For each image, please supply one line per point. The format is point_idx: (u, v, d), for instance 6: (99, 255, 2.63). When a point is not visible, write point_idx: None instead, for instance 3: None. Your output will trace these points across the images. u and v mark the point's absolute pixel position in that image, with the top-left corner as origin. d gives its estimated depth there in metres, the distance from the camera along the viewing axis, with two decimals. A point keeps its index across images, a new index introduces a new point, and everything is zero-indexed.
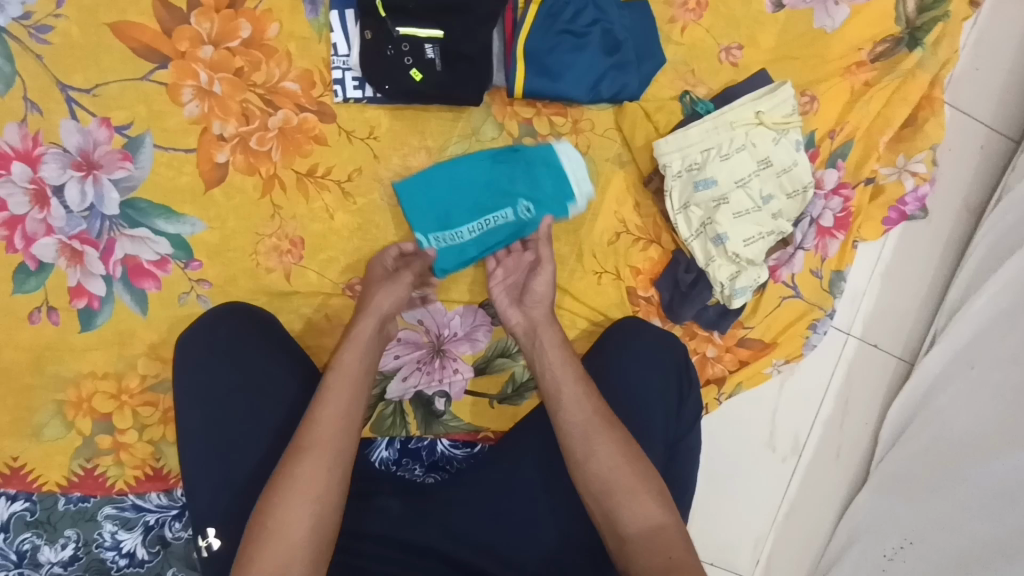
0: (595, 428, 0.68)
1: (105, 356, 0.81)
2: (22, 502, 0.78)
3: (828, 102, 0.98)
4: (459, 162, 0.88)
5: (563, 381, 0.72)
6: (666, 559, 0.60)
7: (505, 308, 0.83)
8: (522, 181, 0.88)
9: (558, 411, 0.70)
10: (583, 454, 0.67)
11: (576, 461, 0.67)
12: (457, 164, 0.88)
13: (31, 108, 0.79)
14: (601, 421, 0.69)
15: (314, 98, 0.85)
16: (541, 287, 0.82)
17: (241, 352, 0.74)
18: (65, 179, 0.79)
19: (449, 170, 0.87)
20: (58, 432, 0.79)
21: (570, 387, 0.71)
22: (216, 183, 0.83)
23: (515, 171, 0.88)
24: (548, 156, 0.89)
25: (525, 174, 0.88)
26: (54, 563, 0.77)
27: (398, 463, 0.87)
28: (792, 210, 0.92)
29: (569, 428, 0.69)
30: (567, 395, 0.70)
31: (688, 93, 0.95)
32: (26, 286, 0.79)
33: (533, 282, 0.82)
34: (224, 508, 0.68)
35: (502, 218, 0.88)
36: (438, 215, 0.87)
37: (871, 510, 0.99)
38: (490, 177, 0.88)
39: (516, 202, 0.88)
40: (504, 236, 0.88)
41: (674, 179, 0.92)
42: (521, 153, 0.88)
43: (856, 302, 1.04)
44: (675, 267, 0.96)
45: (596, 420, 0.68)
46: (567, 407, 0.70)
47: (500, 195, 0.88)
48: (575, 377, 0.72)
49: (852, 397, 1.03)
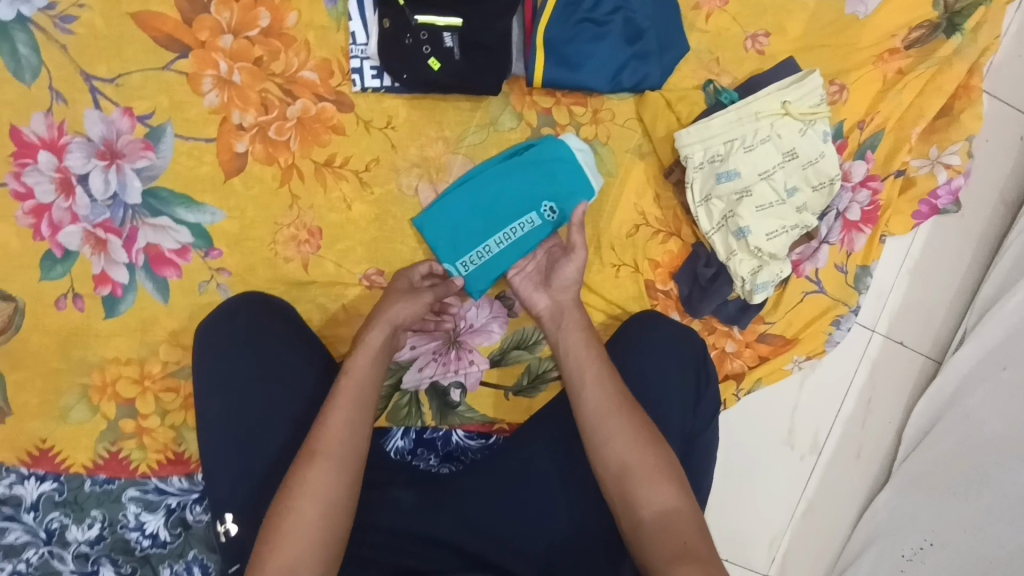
0: (611, 410, 0.68)
1: (129, 342, 0.82)
2: (50, 482, 0.80)
3: (858, 91, 0.95)
4: (466, 181, 0.86)
5: (589, 361, 0.73)
6: (682, 544, 0.59)
7: (530, 293, 0.83)
8: (536, 184, 0.86)
9: (582, 390, 0.71)
10: (602, 435, 0.67)
11: (594, 442, 0.67)
12: (465, 182, 0.86)
13: (57, 97, 0.80)
14: (619, 403, 0.69)
15: (332, 87, 0.85)
16: (570, 274, 0.80)
17: (260, 341, 0.75)
18: (89, 168, 0.81)
19: (458, 189, 0.86)
20: (84, 415, 0.81)
21: (593, 367, 0.72)
22: (235, 172, 0.84)
23: (525, 174, 0.86)
24: (554, 150, 0.86)
25: (537, 175, 0.86)
26: (81, 542, 0.80)
27: (413, 453, 0.86)
28: (817, 203, 0.90)
29: (589, 407, 0.69)
30: (590, 376, 0.71)
31: (712, 82, 0.93)
32: (53, 274, 0.81)
33: (563, 267, 0.80)
34: (242, 495, 0.69)
35: (529, 224, 0.86)
36: (461, 239, 0.86)
37: (891, 511, 0.97)
38: (505, 188, 0.86)
39: (536, 205, 0.86)
40: (534, 240, 0.85)
41: (696, 171, 0.90)
42: (525, 155, 0.86)
43: (882, 298, 1.01)
44: (695, 261, 0.94)
45: (615, 403, 0.69)
46: (589, 388, 0.70)
47: (517, 201, 0.86)
48: (597, 359, 0.73)
49: (875, 395, 1.01)
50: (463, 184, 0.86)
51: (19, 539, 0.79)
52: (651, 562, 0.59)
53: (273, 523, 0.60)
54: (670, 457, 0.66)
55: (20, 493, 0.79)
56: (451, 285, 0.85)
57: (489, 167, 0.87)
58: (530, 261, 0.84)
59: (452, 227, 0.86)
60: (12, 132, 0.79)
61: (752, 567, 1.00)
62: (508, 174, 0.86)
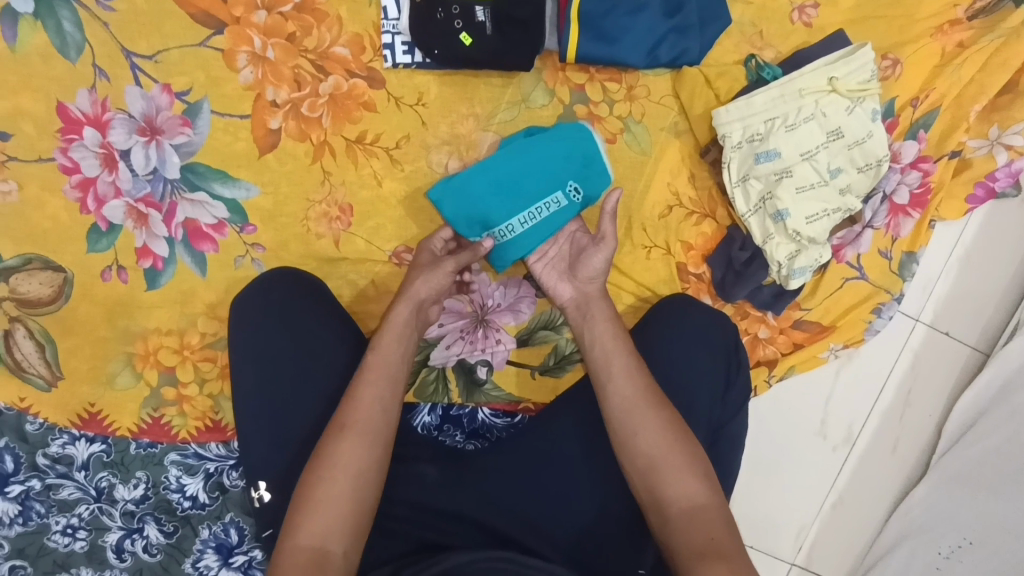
0: (639, 405, 0.67)
1: (169, 314, 0.86)
2: (99, 444, 0.85)
3: (913, 66, 0.89)
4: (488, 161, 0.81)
5: (614, 353, 0.72)
6: (708, 539, 0.59)
7: (554, 283, 0.83)
8: (561, 162, 0.82)
9: (607, 382, 0.70)
10: (630, 429, 0.67)
11: (620, 437, 0.67)
12: (487, 162, 0.81)
13: (100, 74, 0.82)
14: (648, 397, 0.68)
15: (364, 63, 0.85)
16: (597, 265, 0.80)
17: (294, 316, 0.77)
18: (131, 144, 0.83)
19: (479, 170, 0.81)
20: (129, 381, 0.85)
21: (620, 360, 0.71)
22: (269, 149, 0.85)
23: (550, 152, 0.81)
24: (578, 130, 0.82)
25: (561, 153, 0.82)
26: (127, 500, 0.84)
27: (440, 429, 0.89)
28: (862, 184, 0.86)
29: (615, 401, 0.69)
30: (617, 367, 0.71)
31: (754, 57, 0.88)
32: (99, 246, 0.84)
33: (590, 257, 0.80)
34: (274, 464, 0.72)
35: (555, 204, 0.82)
36: (484, 219, 0.82)
37: (927, 508, 0.94)
38: (529, 167, 0.81)
39: (562, 184, 0.82)
40: (558, 223, 0.83)
41: (734, 150, 0.87)
42: (548, 134, 0.82)
43: (928, 287, 0.96)
44: (730, 244, 0.91)
45: (643, 398, 0.68)
46: (616, 380, 0.70)
47: (541, 179, 0.81)
48: (624, 352, 0.72)
49: (915, 388, 0.97)
50: (483, 162, 0.82)
51: (72, 495, 0.83)
52: (677, 555, 0.59)
53: (305, 493, 0.62)
54: (697, 452, 0.66)
55: (72, 453, 0.84)
56: (479, 248, 0.81)
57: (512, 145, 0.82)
58: (552, 245, 0.84)
59: (474, 202, 0.81)
60: (59, 108, 0.82)
61: (777, 556, 0.98)
62: (532, 152, 0.81)
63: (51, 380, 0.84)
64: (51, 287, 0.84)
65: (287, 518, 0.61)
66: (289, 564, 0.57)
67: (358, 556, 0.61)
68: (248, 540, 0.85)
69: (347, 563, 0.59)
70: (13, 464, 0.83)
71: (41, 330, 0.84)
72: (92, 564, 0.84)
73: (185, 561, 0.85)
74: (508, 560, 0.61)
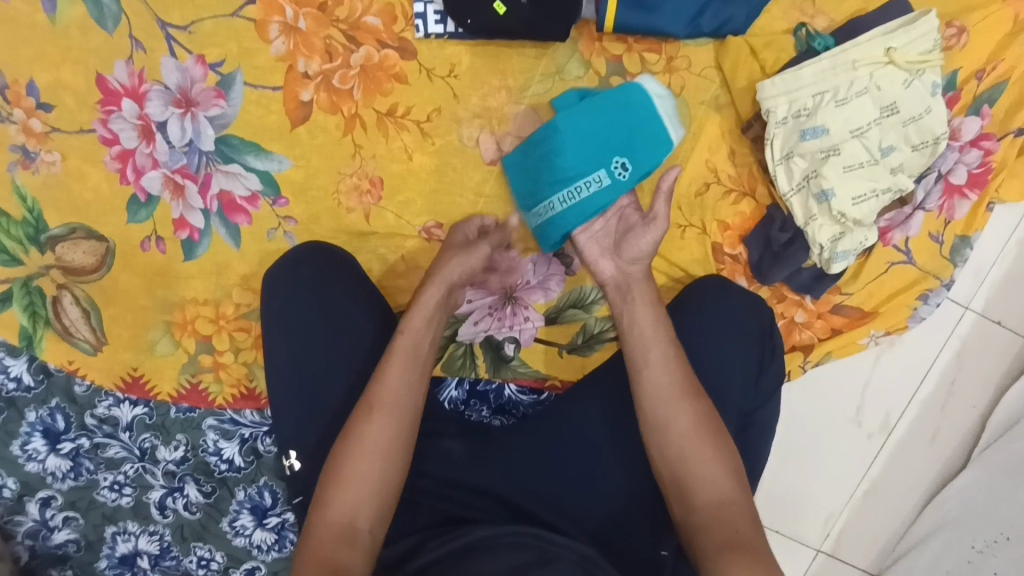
0: (673, 396, 0.66)
1: (206, 284, 0.88)
2: (141, 407, 0.88)
3: (980, 35, 0.83)
4: (545, 131, 0.81)
5: (653, 341, 0.70)
6: (733, 532, 0.59)
7: (595, 259, 0.80)
8: (610, 135, 0.80)
9: (642, 368, 0.69)
10: (662, 419, 0.66)
11: (652, 426, 0.66)
12: (543, 132, 0.81)
13: (136, 45, 0.83)
14: (684, 389, 0.67)
15: (395, 34, 0.83)
16: (645, 246, 0.78)
17: (324, 289, 0.78)
18: (167, 116, 0.84)
19: (535, 141, 0.81)
20: (169, 348, 0.88)
21: (658, 348, 0.70)
22: (301, 121, 0.85)
23: (602, 121, 0.80)
24: (630, 95, 0.80)
25: (616, 122, 0.80)
26: (169, 461, 0.88)
27: (466, 403, 0.90)
28: (915, 164, 0.81)
29: (648, 389, 0.67)
30: (655, 355, 0.69)
31: (805, 26, 0.83)
32: (138, 217, 0.86)
33: (639, 237, 0.78)
34: (304, 434, 0.73)
35: (596, 183, 0.79)
36: (534, 190, 0.82)
37: (964, 501, 0.92)
38: (578, 138, 0.80)
39: (605, 160, 0.79)
40: (600, 203, 0.80)
41: (777, 126, 0.83)
42: (597, 101, 0.80)
43: (981, 273, 0.91)
44: (769, 224, 0.87)
45: (678, 389, 0.67)
46: (653, 367, 0.69)
47: (588, 149, 0.79)
48: (666, 341, 0.71)
49: (960, 378, 0.93)
50: (540, 132, 0.81)
51: (117, 454, 0.88)
52: (700, 545, 0.59)
53: (336, 467, 0.63)
54: (728, 444, 0.65)
55: (117, 415, 0.88)
56: (507, 231, 0.86)
57: (566, 115, 0.80)
58: (599, 219, 0.81)
59: (531, 174, 0.82)
60: (98, 80, 0.83)
61: (803, 542, 0.97)
62: (584, 121, 0.80)
63: (96, 345, 0.87)
64: (95, 256, 0.87)
65: (317, 492, 0.63)
66: (321, 535, 0.59)
67: (385, 531, 0.62)
68: (280, 503, 0.89)
69: (373, 539, 0.60)
70: (64, 423, 0.87)
71: (86, 296, 0.87)
72: (137, 519, 0.89)
73: (223, 520, 0.89)
74: (533, 535, 0.62)
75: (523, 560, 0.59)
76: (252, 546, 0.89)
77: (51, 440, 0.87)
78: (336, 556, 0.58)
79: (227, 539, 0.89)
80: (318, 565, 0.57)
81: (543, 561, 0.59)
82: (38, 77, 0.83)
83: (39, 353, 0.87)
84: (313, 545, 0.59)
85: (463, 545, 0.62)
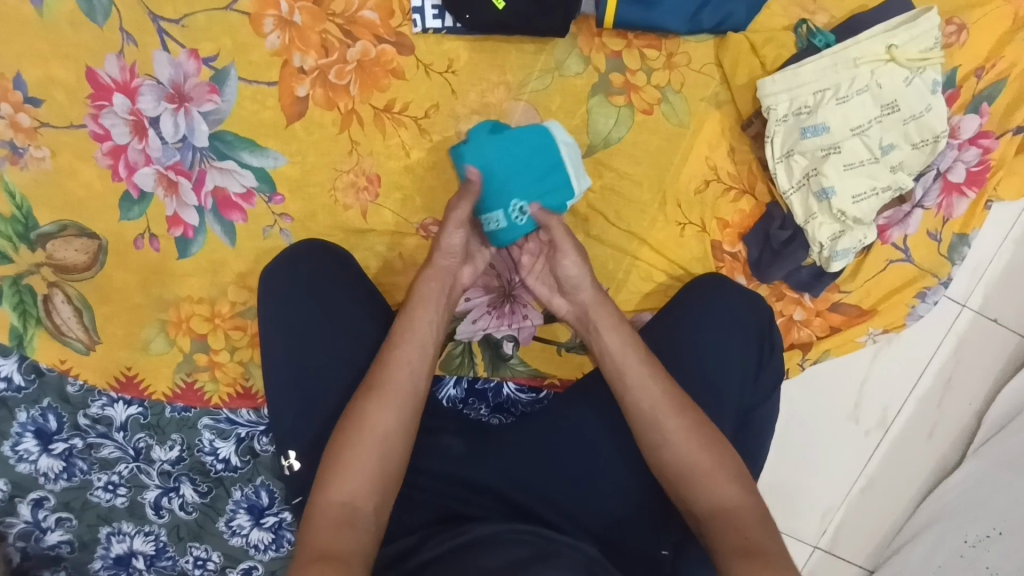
0: (664, 409, 0.66)
1: (201, 282, 0.87)
2: (136, 406, 0.87)
3: (980, 32, 0.83)
4: (462, 154, 0.78)
5: (629, 364, 0.69)
6: (742, 538, 0.58)
7: (549, 297, 0.80)
8: (515, 173, 0.77)
9: (624, 393, 0.68)
10: (656, 435, 0.65)
11: (649, 441, 0.66)
12: (460, 155, 0.78)
13: (128, 39, 0.81)
14: (670, 403, 0.66)
15: (392, 28, 0.82)
16: (573, 271, 0.76)
17: (322, 287, 0.77)
18: (160, 112, 0.82)
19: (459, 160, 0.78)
20: (163, 347, 0.87)
21: (632, 370, 0.68)
22: (296, 117, 0.83)
23: (512, 157, 0.76)
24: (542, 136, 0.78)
25: (522, 159, 0.77)
26: (164, 461, 0.87)
27: (465, 402, 0.89)
28: (915, 162, 0.81)
29: (637, 410, 0.67)
30: (631, 377, 0.68)
31: (806, 23, 0.83)
32: (131, 214, 0.85)
33: (564, 267, 0.76)
34: (302, 431, 0.72)
35: (494, 223, 0.78)
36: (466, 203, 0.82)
37: (960, 496, 0.92)
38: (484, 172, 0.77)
39: (505, 202, 0.77)
40: (501, 241, 0.80)
41: (778, 124, 0.82)
42: (505, 137, 0.77)
43: (978, 270, 0.91)
44: (769, 222, 0.87)
45: (664, 404, 0.66)
46: (633, 391, 0.67)
47: (502, 182, 0.76)
48: (642, 362, 0.69)
49: (957, 374, 0.93)
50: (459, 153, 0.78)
51: (111, 454, 0.87)
52: (719, 551, 0.58)
53: (336, 453, 0.62)
54: (727, 451, 0.65)
55: (111, 414, 0.87)
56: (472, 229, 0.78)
57: (474, 146, 0.77)
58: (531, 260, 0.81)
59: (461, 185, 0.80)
60: (89, 74, 0.82)
61: (801, 538, 0.97)
62: (492, 154, 0.76)
63: (89, 345, 0.86)
64: (88, 254, 0.85)
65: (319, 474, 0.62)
66: (320, 521, 0.58)
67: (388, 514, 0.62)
68: (278, 502, 0.88)
69: (377, 519, 0.60)
70: (56, 423, 0.86)
71: (78, 295, 0.86)
72: (132, 519, 0.88)
73: (220, 519, 0.88)
74: (534, 533, 0.62)
75: (522, 555, 0.58)
76: (249, 546, 0.89)
77: (44, 440, 0.86)
78: (337, 541, 0.57)
79: (223, 539, 0.89)
80: (320, 554, 0.56)
81: (542, 555, 0.58)
82: (27, 71, 0.82)
83: (30, 353, 0.85)
84: (314, 529, 0.58)
85: (464, 542, 0.62)
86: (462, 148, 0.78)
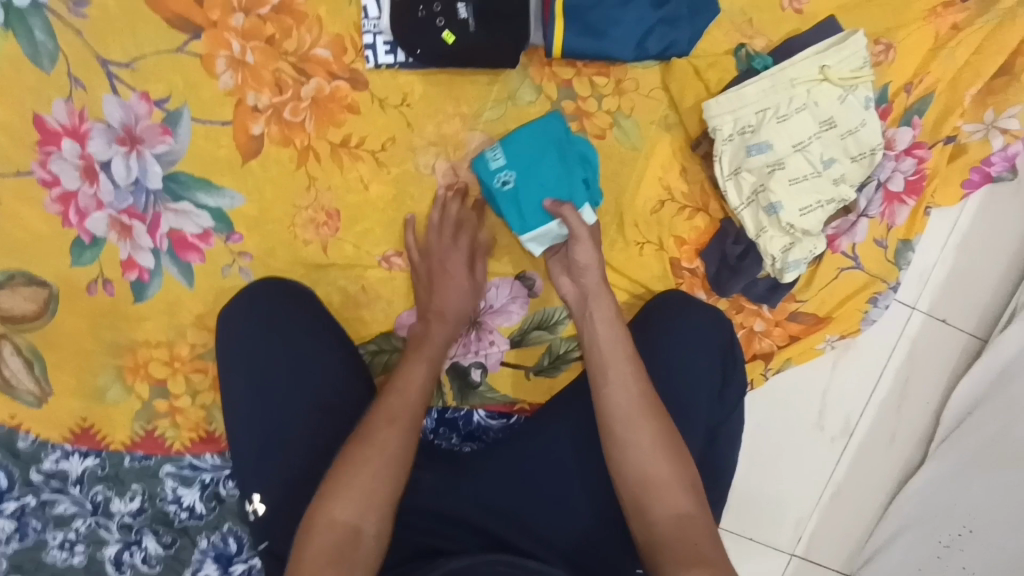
0: (633, 415, 0.66)
1: (158, 325, 0.85)
2: (93, 458, 0.84)
3: (906, 51, 0.89)
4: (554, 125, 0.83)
5: (618, 359, 0.70)
6: (693, 549, 0.59)
7: (558, 276, 0.84)
8: (535, 173, 0.83)
9: (602, 388, 0.69)
10: (621, 438, 0.66)
11: (610, 446, 0.66)
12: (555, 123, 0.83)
13: (75, 83, 0.80)
14: (643, 408, 0.67)
15: (345, 65, 0.83)
16: (589, 259, 0.80)
17: (284, 324, 0.77)
18: (111, 155, 0.81)
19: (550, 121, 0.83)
20: (119, 395, 0.84)
21: (616, 367, 0.70)
22: (252, 154, 0.83)
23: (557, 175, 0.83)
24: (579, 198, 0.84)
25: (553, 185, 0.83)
26: (124, 513, 0.84)
27: (435, 432, 0.89)
28: (855, 174, 0.85)
29: (611, 408, 0.67)
30: (613, 375, 0.69)
31: (745, 47, 0.87)
32: (83, 260, 0.83)
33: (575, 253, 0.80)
34: (267, 473, 0.70)
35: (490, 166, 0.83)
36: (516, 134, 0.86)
37: (923, 500, 0.94)
38: (537, 154, 0.83)
39: (513, 169, 0.82)
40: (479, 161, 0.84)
41: (725, 143, 0.86)
42: (574, 171, 0.84)
43: (924, 275, 0.96)
44: (723, 238, 0.90)
45: (638, 408, 0.67)
46: (612, 386, 0.68)
47: (533, 179, 0.82)
48: (629, 359, 0.70)
49: (912, 377, 0.97)
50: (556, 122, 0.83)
51: (67, 510, 0.83)
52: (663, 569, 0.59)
53: None
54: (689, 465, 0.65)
55: (66, 468, 0.83)
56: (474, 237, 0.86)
57: (561, 134, 0.84)
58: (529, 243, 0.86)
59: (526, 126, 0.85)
60: (35, 120, 0.81)
61: (776, 547, 0.98)
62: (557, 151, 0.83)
63: (41, 396, 0.83)
64: (36, 303, 0.83)
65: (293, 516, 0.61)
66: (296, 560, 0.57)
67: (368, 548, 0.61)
68: (246, 548, 0.85)
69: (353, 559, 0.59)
70: (7, 480, 0.82)
71: (27, 346, 0.83)
72: None
73: (185, 571, 0.84)
74: (508, 563, 0.61)
75: None
76: None
77: None
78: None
79: None
80: None
81: None
82: None
83: None
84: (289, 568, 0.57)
85: None
86: (557, 126, 0.83)
